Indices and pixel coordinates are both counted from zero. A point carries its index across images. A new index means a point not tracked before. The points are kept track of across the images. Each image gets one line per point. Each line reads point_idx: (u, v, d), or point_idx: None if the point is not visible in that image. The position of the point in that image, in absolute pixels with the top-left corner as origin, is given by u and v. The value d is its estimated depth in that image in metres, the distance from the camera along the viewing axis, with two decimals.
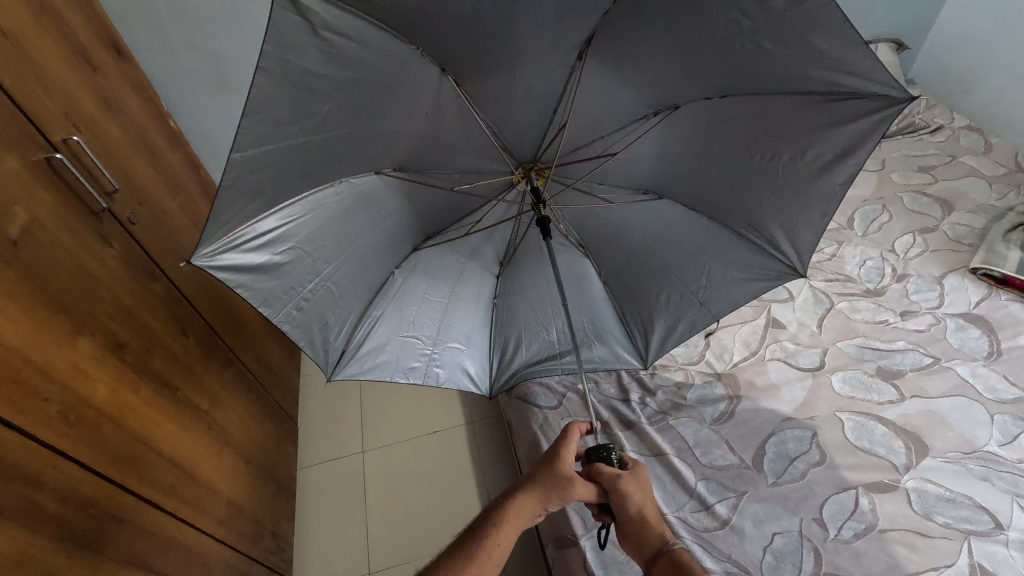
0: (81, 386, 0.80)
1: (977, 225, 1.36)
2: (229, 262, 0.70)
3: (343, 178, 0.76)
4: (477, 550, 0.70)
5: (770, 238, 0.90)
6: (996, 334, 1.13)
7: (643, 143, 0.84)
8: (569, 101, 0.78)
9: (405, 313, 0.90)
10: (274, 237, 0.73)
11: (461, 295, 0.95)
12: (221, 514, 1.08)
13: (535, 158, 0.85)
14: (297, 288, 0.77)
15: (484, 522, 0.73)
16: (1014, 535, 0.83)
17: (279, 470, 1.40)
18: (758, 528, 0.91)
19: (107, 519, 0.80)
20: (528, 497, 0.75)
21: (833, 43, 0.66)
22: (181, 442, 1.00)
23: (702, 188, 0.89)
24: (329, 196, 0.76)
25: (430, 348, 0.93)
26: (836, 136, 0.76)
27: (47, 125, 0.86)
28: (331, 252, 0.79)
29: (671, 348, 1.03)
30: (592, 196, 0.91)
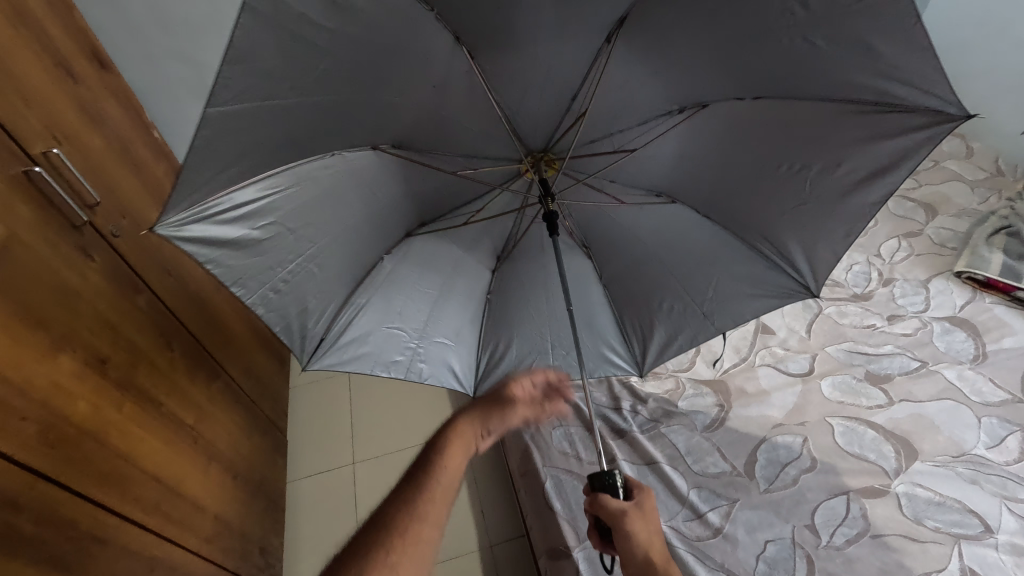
0: (60, 404, 0.78)
1: (960, 228, 1.38)
2: (201, 233, 0.67)
3: (336, 151, 0.76)
4: (423, 478, 0.64)
5: (785, 253, 0.89)
6: (981, 337, 1.14)
7: (665, 143, 0.86)
8: (591, 90, 0.80)
9: (393, 303, 0.89)
10: (253, 209, 0.71)
11: (454, 288, 0.94)
12: (207, 531, 1.06)
13: (546, 148, 0.87)
14: (274, 269, 0.75)
15: (429, 454, 0.68)
16: (1003, 538, 0.84)
17: (268, 483, 1.38)
18: (750, 536, 0.90)
19: (88, 540, 0.78)
20: (464, 427, 0.72)
21: (891, 47, 0.65)
22: (165, 458, 0.98)
23: (716, 194, 0.89)
24: (318, 168, 0.75)
25: (416, 342, 0.90)
26: (872, 152, 0.76)
27: (27, 138, 0.85)
28: (315, 232, 0.78)
29: (669, 359, 1.01)
30: (598, 191, 0.93)
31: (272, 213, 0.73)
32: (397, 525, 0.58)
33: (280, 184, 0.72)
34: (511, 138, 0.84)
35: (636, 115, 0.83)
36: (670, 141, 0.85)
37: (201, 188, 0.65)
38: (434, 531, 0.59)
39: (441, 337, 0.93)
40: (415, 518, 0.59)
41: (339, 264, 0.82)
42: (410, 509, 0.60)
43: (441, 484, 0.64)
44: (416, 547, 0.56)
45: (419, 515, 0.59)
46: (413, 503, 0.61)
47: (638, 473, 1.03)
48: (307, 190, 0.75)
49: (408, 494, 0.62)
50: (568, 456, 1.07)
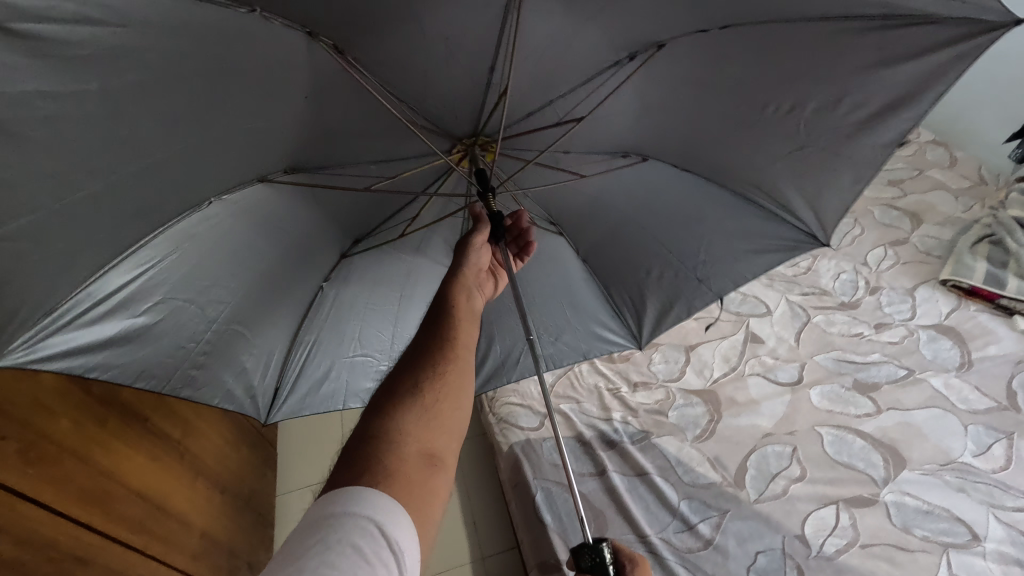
0: (40, 421, 0.77)
1: (945, 237, 1.40)
2: (64, 344, 0.64)
3: (212, 198, 0.70)
4: (445, 309, 0.67)
5: (785, 203, 0.82)
6: (967, 345, 1.15)
7: (619, 96, 0.74)
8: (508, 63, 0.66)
9: (347, 332, 0.88)
10: (128, 295, 0.68)
11: (411, 305, 0.92)
12: (194, 548, 1.04)
13: (475, 132, 0.75)
14: (184, 344, 0.73)
15: (446, 292, 0.69)
16: (991, 546, 0.85)
17: (256, 497, 1.36)
18: (741, 547, 0.90)
19: (69, 561, 0.76)
20: (473, 264, 0.74)
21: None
22: (150, 475, 0.96)
23: (692, 152, 0.81)
24: (197, 224, 0.70)
25: (386, 362, 0.91)
26: (883, 78, 0.64)
27: None
28: (220, 291, 0.75)
29: (667, 327, 0.97)
30: (552, 163, 0.85)
31: (150, 291, 0.69)
32: (436, 349, 0.61)
33: (143, 260, 0.67)
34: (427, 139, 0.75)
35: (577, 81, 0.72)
36: (618, 98, 0.74)
37: (47, 299, 0.61)
38: (471, 350, 0.64)
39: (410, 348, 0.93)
40: (452, 342, 0.63)
41: (262, 298, 0.79)
42: (444, 336, 0.63)
43: (466, 311, 0.68)
44: (460, 363, 0.61)
45: (456, 338, 0.63)
46: (445, 331, 0.64)
47: (629, 485, 1.03)
48: (183, 255, 0.70)
49: (436, 326, 0.65)
50: (559, 467, 1.06)
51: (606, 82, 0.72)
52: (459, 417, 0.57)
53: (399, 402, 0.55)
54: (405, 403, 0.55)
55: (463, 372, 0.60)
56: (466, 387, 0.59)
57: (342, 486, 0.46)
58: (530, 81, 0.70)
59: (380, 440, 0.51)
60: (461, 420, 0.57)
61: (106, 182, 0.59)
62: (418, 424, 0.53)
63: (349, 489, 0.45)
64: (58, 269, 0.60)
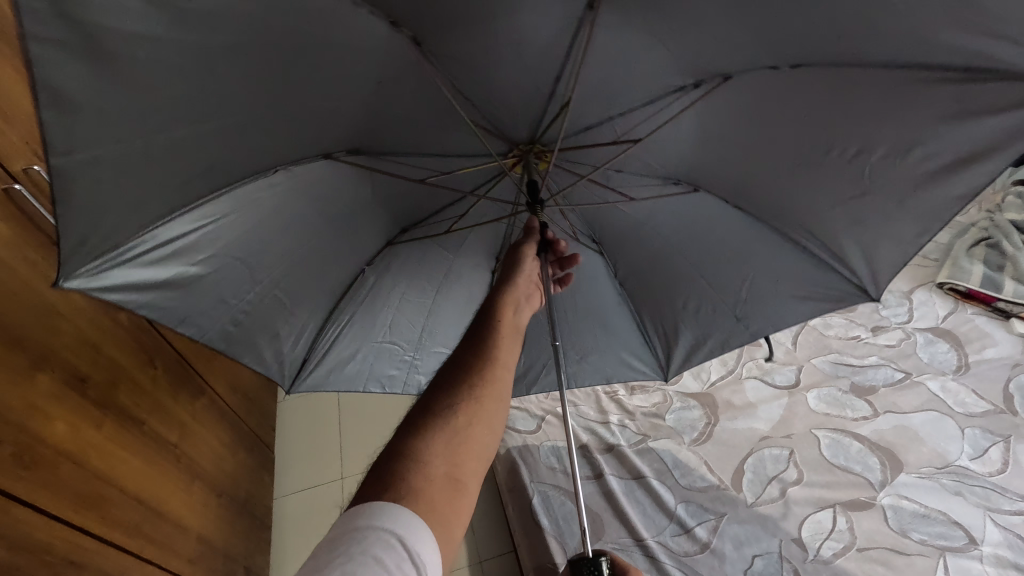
0: (36, 425, 0.77)
1: (941, 240, 1.40)
2: (128, 278, 0.64)
3: (279, 167, 0.70)
4: (487, 326, 0.66)
5: (839, 253, 0.79)
6: (964, 348, 1.15)
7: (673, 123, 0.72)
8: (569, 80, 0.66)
9: (381, 318, 0.90)
10: (187, 243, 0.68)
11: (447, 296, 0.92)
12: (190, 552, 1.04)
13: (532, 139, 0.74)
14: (228, 300, 0.74)
15: (486, 310, 0.69)
16: (988, 549, 0.84)
17: (253, 500, 1.36)
18: (738, 551, 0.90)
19: (63, 565, 0.76)
20: (514, 280, 0.73)
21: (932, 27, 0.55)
22: (147, 478, 0.96)
23: (741, 181, 0.79)
24: (262, 188, 0.70)
25: (411, 353, 0.94)
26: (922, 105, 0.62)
27: (9, 156, 0.84)
28: (269, 255, 0.75)
29: (693, 364, 0.99)
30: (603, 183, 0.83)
31: (209, 244, 0.70)
32: (477, 367, 0.60)
33: (208, 216, 0.68)
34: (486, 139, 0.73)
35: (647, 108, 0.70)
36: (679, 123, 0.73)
37: (117, 234, 0.61)
38: (510, 371, 0.63)
39: (438, 345, 0.95)
40: (491, 361, 0.62)
41: (303, 273, 0.80)
42: (485, 353, 0.62)
43: (506, 329, 0.67)
44: (499, 384, 0.60)
45: (495, 357, 0.62)
46: (484, 349, 0.63)
47: (626, 488, 1.02)
48: (245, 218, 0.71)
49: (477, 342, 0.64)
50: (556, 470, 1.07)
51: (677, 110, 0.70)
52: (489, 443, 0.55)
53: (430, 421, 0.54)
54: (437, 424, 0.54)
55: (501, 396, 0.59)
56: (501, 413, 0.58)
57: (368, 500, 0.46)
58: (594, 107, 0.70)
59: (407, 457, 0.50)
60: (492, 446, 0.56)
61: (158, 142, 0.58)
62: (447, 446, 0.52)
63: (375, 503, 0.46)
64: (127, 210, 0.61)
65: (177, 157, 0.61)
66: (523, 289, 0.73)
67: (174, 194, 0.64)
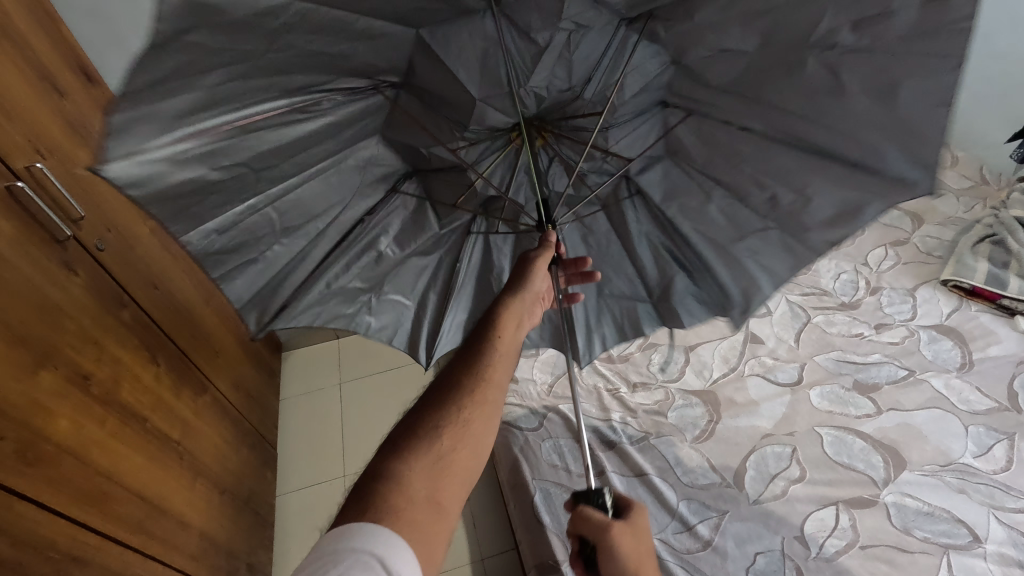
0: (40, 422, 0.77)
1: (946, 237, 1.40)
2: (146, 157, 0.52)
3: (342, 91, 0.62)
4: (484, 344, 0.65)
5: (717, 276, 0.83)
6: (968, 346, 1.15)
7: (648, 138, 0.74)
8: (606, 81, 0.65)
9: (360, 258, 0.79)
10: (223, 139, 0.57)
11: (432, 251, 0.84)
12: (192, 548, 1.04)
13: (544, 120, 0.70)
14: (228, 210, 0.63)
15: (484, 324, 0.68)
16: (992, 548, 0.84)
17: (255, 497, 1.36)
18: (741, 549, 0.90)
19: (67, 562, 0.76)
20: (517, 294, 0.72)
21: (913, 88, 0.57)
22: (149, 474, 0.97)
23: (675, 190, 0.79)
24: (321, 108, 0.62)
25: (367, 294, 0.82)
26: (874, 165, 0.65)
27: (9, 154, 0.84)
28: (287, 175, 0.66)
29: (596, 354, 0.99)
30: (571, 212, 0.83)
31: (243, 150, 0.59)
32: (468, 387, 0.60)
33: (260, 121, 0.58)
34: (520, 105, 0.65)
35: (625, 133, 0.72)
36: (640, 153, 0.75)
37: (173, 109, 0.50)
38: (501, 392, 0.62)
39: (400, 295, 0.85)
40: (482, 381, 0.61)
41: (308, 210, 0.70)
42: (477, 372, 0.62)
43: (502, 346, 0.66)
44: (487, 406, 0.59)
45: (486, 377, 0.62)
46: (477, 367, 0.62)
47: (628, 485, 1.02)
48: (292, 129, 0.61)
49: (470, 361, 0.63)
50: (558, 467, 1.06)
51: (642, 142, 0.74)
52: (471, 467, 0.55)
53: (413, 443, 0.54)
54: (421, 448, 0.54)
55: (488, 419, 0.59)
56: (485, 439, 0.58)
57: (350, 519, 0.47)
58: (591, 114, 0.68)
59: (389, 478, 0.51)
60: (474, 469, 0.56)
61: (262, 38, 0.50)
62: (428, 471, 0.52)
63: (357, 524, 0.46)
64: (189, 89, 0.50)
65: (249, 41, 0.49)
66: (525, 304, 0.72)
67: (244, 86, 0.54)
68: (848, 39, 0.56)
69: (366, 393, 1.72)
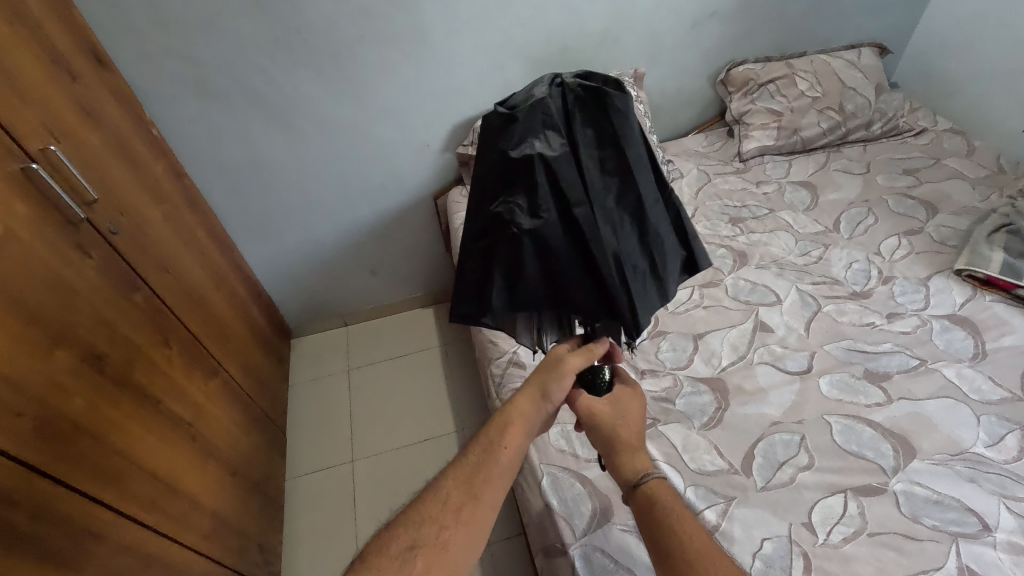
0: (56, 400, 0.78)
1: (960, 226, 1.38)
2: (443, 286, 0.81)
3: (516, 236, 0.70)
4: (484, 459, 0.70)
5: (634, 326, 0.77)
6: (982, 336, 1.14)
7: (570, 183, 0.69)
8: (572, 179, 0.69)
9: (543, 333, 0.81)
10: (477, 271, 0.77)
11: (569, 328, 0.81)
12: (205, 528, 1.05)
13: (566, 203, 0.69)
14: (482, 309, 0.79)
15: (490, 426, 0.73)
16: (1002, 536, 0.84)
17: (266, 480, 1.38)
18: (747, 533, 0.89)
19: (85, 537, 0.77)
20: (529, 395, 0.76)
21: (636, 212, 0.72)
22: (163, 455, 0.98)
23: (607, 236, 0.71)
24: (504, 251, 0.71)
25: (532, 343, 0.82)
26: (651, 248, 0.74)
27: (23, 134, 0.85)
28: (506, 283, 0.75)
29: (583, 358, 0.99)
30: (644, 282, 0.73)
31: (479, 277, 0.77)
32: (457, 507, 0.65)
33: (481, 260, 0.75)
34: (546, 198, 0.69)
35: (599, 146, 0.71)
36: (618, 191, 0.72)
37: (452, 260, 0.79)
38: (490, 509, 0.66)
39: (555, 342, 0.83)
40: (471, 501, 0.66)
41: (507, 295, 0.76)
42: (470, 491, 0.67)
43: (497, 467, 0.69)
44: (470, 529, 0.64)
45: (476, 496, 0.66)
46: (472, 485, 0.67)
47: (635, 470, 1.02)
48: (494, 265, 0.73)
49: (467, 477, 0.68)
50: (566, 452, 1.06)
51: (631, 132, 0.71)
52: None
53: (388, 560, 0.60)
54: (396, 570, 0.59)
55: (469, 542, 0.63)
56: (463, 556, 0.62)
57: None
58: (547, 191, 0.69)
59: None
60: None
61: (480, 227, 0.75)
62: None
63: None
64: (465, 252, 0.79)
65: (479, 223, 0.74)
66: (536, 417, 0.76)
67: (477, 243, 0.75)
68: (609, 179, 0.72)
69: (377, 380, 1.73)
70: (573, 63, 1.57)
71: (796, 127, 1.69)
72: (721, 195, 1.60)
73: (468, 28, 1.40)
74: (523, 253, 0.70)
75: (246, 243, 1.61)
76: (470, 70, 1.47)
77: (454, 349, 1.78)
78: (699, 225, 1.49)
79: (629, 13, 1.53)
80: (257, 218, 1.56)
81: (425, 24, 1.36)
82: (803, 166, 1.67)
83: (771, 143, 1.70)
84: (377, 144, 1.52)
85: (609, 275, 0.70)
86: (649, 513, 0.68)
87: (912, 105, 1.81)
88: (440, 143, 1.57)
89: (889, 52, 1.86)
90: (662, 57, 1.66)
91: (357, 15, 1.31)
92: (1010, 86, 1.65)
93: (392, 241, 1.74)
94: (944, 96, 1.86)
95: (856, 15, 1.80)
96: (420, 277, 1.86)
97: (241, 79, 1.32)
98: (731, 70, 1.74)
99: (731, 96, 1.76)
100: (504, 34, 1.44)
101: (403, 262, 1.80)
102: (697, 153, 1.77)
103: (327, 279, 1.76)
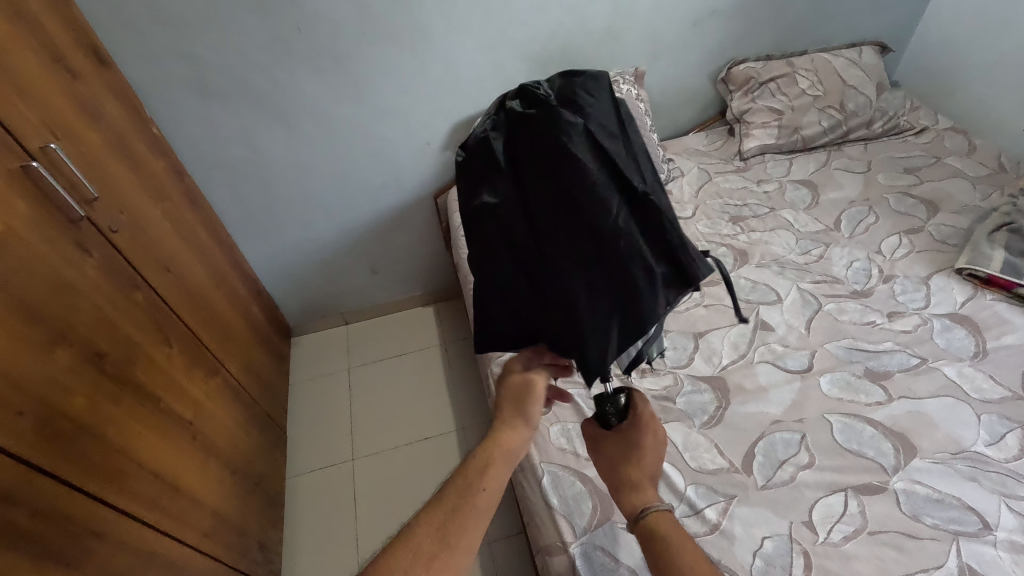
0: (58, 398, 0.78)
1: (961, 225, 1.38)
2: None
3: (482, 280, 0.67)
4: (460, 502, 0.63)
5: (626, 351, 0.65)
6: (982, 334, 1.14)
7: (512, 224, 0.63)
8: (514, 219, 0.63)
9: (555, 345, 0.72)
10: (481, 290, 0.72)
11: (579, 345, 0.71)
12: (206, 526, 1.05)
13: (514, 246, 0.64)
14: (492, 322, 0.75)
15: (466, 463, 0.67)
16: (1002, 535, 0.85)
17: (266, 480, 1.37)
18: (747, 532, 0.89)
19: (86, 535, 0.77)
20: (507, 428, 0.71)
21: (598, 232, 0.60)
22: (164, 454, 0.98)
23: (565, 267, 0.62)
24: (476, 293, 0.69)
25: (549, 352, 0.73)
26: (620, 273, 0.60)
27: (23, 133, 0.85)
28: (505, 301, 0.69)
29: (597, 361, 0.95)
30: (613, 314, 0.61)
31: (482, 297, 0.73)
32: (430, 556, 0.58)
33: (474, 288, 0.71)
34: (493, 242, 0.64)
35: (542, 171, 0.61)
36: (571, 214, 0.60)
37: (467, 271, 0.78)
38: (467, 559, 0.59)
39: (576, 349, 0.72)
40: (446, 548, 0.59)
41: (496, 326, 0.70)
42: (445, 538, 0.60)
43: (474, 509, 0.63)
44: None
45: (452, 543, 0.60)
46: (447, 530, 0.60)
47: None
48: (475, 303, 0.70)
49: (441, 523, 0.61)
50: (566, 451, 1.06)
51: (576, 149, 0.60)
52: None
53: None
54: None
55: None
56: None
57: None
58: (493, 235, 0.64)
59: None
60: None
61: None
62: None
63: None
64: None
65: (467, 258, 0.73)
66: (516, 453, 0.70)
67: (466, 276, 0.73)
68: (561, 201, 0.60)
69: (376, 379, 1.73)
70: (573, 61, 1.56)
71: (798, 125, 1.69)
72: (722, 193, 1.59)
73: (468, 26, 1.40)
74: (488, 296, 0.68)
75: (247, 241, 1.61)
76: (470, 68, 1.46)
77: (454, 348, 1.78)
78: (700, 223, 1.49)
79: (629, 12, 1.53)
80: (256, 216, 1.56)
81: (425, 22, 1.36)
82: (804, 165, 1.66)
83: (771, 142, 1.69)
84: (377, 142, 1.52)
85: (562, 317, 0.62)
86: (655, 545, 0.68)
87: (914, 103, 1.80)
88: (440, 141, 1.57)
89: (890, 50, 1.86)
90: (663, 55, 1.66)
91: (358, 13, 1.30)
92: (1009, 85, 1.65)
93: (392, 239, 1.73)
94: (945, 94, 1.85)
95: (857, 13, 1.80)
96: (420, 276, 1.86)
97: (241, 77, 1.32)
98: (732, 69, 1.74)
99: (732, 95, 1.76)
100: (505, 32, 1.44)
101: (403, 261, 1.80)
102: (697, 152, 1.77)
103: (328, 278, 1.76)
